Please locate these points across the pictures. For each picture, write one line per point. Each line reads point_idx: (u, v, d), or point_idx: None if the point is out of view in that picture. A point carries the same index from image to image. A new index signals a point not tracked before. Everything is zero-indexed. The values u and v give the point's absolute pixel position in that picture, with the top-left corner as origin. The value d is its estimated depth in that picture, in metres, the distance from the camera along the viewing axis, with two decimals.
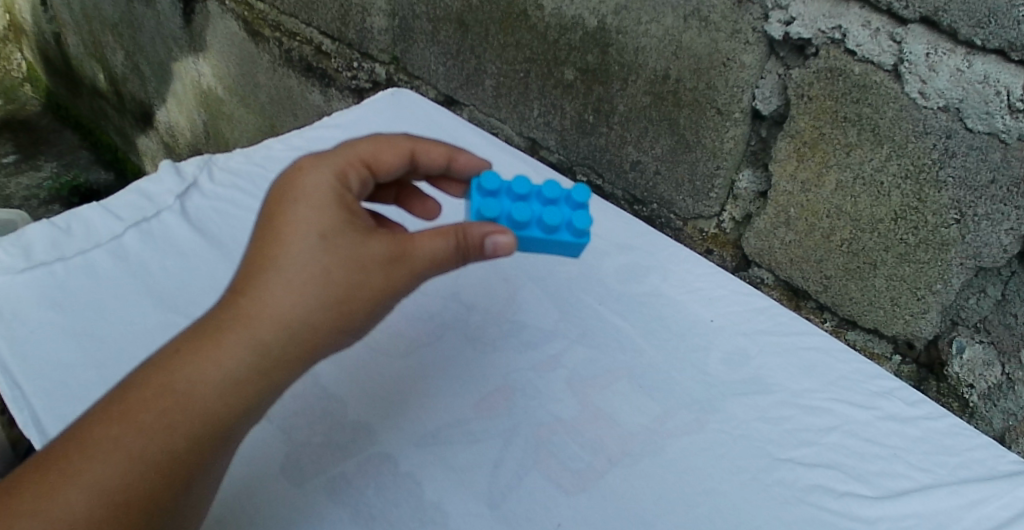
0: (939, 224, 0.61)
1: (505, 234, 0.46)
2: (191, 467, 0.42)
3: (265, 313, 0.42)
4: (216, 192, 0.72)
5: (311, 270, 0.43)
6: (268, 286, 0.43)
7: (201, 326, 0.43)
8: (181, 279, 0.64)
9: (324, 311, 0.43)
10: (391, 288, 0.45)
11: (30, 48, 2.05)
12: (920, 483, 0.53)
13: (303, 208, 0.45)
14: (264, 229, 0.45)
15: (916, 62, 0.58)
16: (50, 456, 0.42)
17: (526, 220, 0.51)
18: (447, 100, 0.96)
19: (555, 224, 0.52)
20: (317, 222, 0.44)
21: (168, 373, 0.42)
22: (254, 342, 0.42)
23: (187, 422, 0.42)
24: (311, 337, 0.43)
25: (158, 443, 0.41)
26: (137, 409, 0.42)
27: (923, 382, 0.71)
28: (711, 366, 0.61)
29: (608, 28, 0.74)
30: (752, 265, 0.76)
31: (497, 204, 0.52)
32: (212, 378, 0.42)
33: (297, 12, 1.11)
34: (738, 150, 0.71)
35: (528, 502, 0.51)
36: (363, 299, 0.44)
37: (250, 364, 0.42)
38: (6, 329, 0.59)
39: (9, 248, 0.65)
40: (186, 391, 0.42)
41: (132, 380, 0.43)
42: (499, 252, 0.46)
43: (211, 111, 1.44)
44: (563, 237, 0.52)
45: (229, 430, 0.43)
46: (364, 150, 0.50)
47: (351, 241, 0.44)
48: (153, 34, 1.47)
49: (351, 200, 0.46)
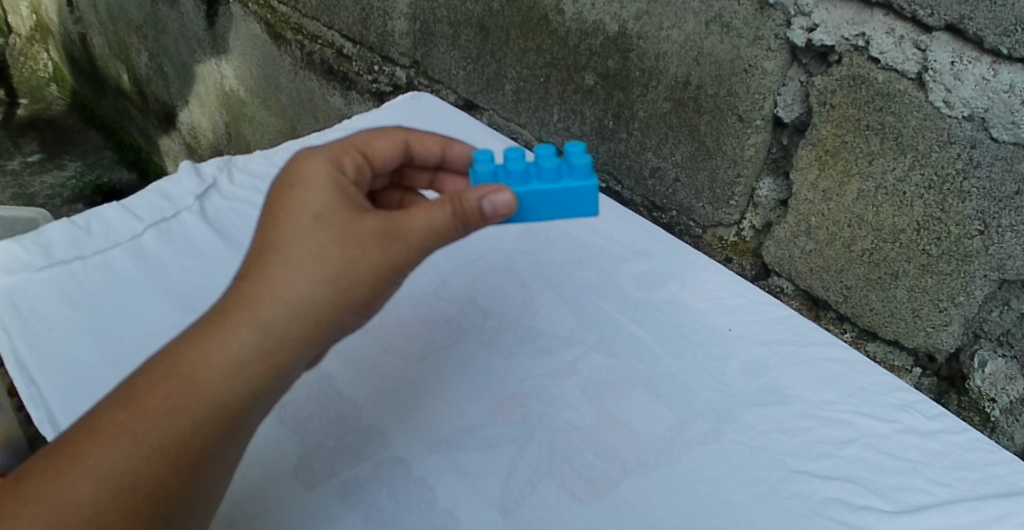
0: (963, 235, 0.60)
1: (502, 193, 0.46)
2: (197, 451, 0.42)
3: (266, 292, 0.43)
4: (235, 192, 0.73)
5: (307, 247, 0.44)
6: (270, 266, 0.44)
7: (208, 315, 0.44)
8: (198, 278, 0.65)
9: (323, 286, 0.43)
10: (389, 262, 0.45)
11: (57, 48, 2.08)
12: (940, 498, 0.52)
13: (299, 191, 0.46)
14: (266, 217, 0.46)
15: (941, 70, 0.57)
16: (58, 444, 0.42)
17: (527, 171, 0.52)
18: (467, 105, 0.96)
19: (555, 168, 0.52)
20: (314, 204, 0.45)
21: (174, 358, 0.43)
22: (256, 322, 0.43)
23: (192, 405, 0.42)
24: (313, 315, 0.44)
25: (163, 427, 0.41)
26: (143, 394, 0.42)
27: (944, 396, 0.70)
28: (728, 375, 0.60)
29: (629, 33, 0.73)
30: (772, 274, 0.76)
31: (493, 164, 0.53)
32: (216, 359, 0.42)
33: (319, 15, 1.11)
34: (759, 157, 0.70)
35: (541, 509, 0.51)
36: (362, 273, 0.44)
37: (253, 343, 0.43)
38: (25, 327, 0.60)
39: (29, 246, 0.66)
40: (191, 375, 0.42)
41: (140, 370, 0.43)
42: (499, 212, 0.46)
43: (233, 113, 1.46)
44: (568, 182, 0.52)
45: (234, 413, 0.43)
46: (358, 141, 0.53)
47: (346, 218, 0.45)
48: (177, 36, 1.49)
49: (347, 184, 0.48)
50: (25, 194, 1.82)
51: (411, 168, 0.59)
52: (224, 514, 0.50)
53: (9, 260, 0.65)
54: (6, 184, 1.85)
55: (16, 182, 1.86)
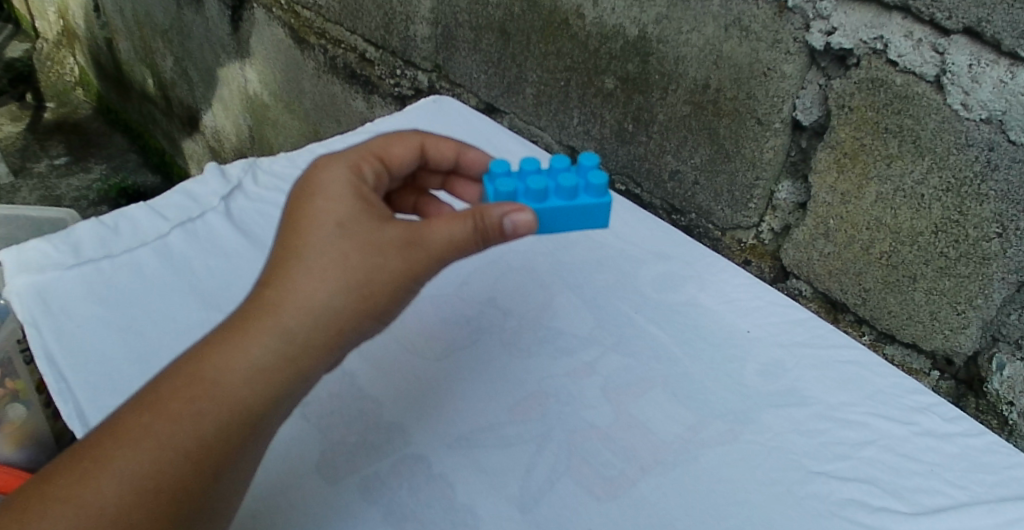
0: (981, 238, 0.60)
1: (523, 212, 0.47)
2: (220, 455, 0.43)
3: (288, 299, 0.44)
4: (259, 194, 0.75)
5: (329, 256, 0.45)
6: (292, 274, 0.45)
7: (231, 320, 0.45)
8: (224, 277, 0.66)
9: (344, 294, 0.45)
10: (409, 270, 0.46)
11: (83, 53, 2.12)
12: (957, 500, 0.52)
13: (320, 199, 0.47)
14: (288, 224, 0.47)
15: (959, 73, 0.57)
16: (83, 445, 0.43)
17: (544, 189, 0.53)
18: (488, 108, 0.97)
19: (573, 186, 0.53)
20: (336, 212, 0.46)
21: (197, 363, 0.44)
22: (279, 329, 0.44)
23: (215, 409, 0.43)
24: (334, 323, 0.45)
25: (187, 431, 0.43)
26: (168, 398, 0.43)
27: (962, 399, 0.69)
28: (747, 377, 0.61)
29: (648, 37, 0.74)
30: (791, 277, 0.76)
31: (511, 181, 0.54)
32: (239, 365, 0.43)
33: (342, 20, 1.13)
34: (778, 161, 0.71)
35: (559, 507, 0.51)
36: (383, 282, 0.45)
37: (275, 350, 0.44)
38: (55, 323, 0.61)
39: (59, 244, 0.68)
40: (214, 379, 0.43)
41: (165, 374, 0.45)
42: (519, 229, 0.47)
43: (256, 116, 1.48)
44: (584, 199, 0.54)
45: (256, 418, 0.44)
46: (376, 146, 0.54)
47: (368, 227, 0.46)
48: (202, 41, 1.51)
49: (366, 191, 0.49)
50: (52, 195, 1.87)
51: (425, 171, 0.60)
52: (247, 508, 0.51)
53: (40, 257, 0.66)
54: (34, 186, 1.90)
55: (43, 184, 1.91)
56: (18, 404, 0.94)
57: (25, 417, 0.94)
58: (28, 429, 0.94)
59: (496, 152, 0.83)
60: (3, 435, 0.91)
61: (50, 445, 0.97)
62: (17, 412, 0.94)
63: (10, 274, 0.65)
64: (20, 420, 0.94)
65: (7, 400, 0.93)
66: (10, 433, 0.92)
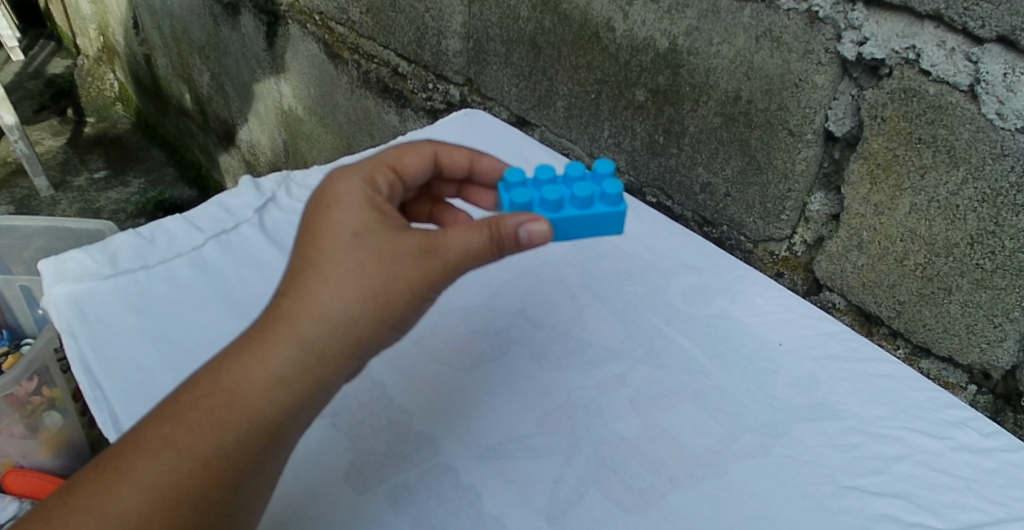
0: (1018, 249, 0.58)
1: (539, 222, 0.47)
2: (239, 464, 0.44)
3: (305, 309, 0.45)
4: (292, 206, 0.76)
5: (346, 266, 0.46)
6: (309, 284, 0.46)
7: (249, 331, 0.46)
8: (256, 287, 0.68)
9: (361, 304, 0.45)
10: (425, 280, 0.46)
11: (123, 68, 2.18)
12: (994, 517, 0.51)
13: (335, 210, 0.48)
14: (304, 235, 0.48)
15: (994, 82, 0.56)
16: (105, 457, 0.45)
17: (560, 200, 0.53)
18: (520, 121, 0.98)
19: (588, 196, 0.54)
20: (352, 223, 0.47)
21: (216, 374, 0.45)
22: (297, 339, 0.45)
23: (234, 419, 0.44)
24: (353, 332, 0.45)
25: (207, 440, 0.44)
26: (189, 409, 0.44)
27: (1000, 414, 0.68)
28: (779, 390, 0.60)
29: (679, 49, 0.74)
30: (824, 289, 0.75)
31: (526, 192, 0.54)
32: (257, 376, 0.44)
33: (375, 35, 1.15)
34: (810, 172, 0.70)
35: (586, 517, 0.52)
36: (400, 290, 0.46)
37: (293, 359, 0.45)
38: (92, 332, 0.63)
39: (96, 255, 0.70)
40: (232, 389, 0.44)
41: (185, 385, 0.46)
42: (535, 240, 0.48)
43: (291, 130, 1.51)
44: (598, 208, 0.54)
45: (276, 427, 0.45)
46: (389, 157, 0.54)
47: (384, 237, 0.47)
48: (238, 57, 1.55)
49: (382, 202, 0.49)
50: (91, 208, 1.93)
51: (440, 180, 0.61)
52: (274, 517, 0.52)
53: (78, 268, 0.68)
54: (74, 199, 1.96)
55: (82, 197, 1.97)
56: (55, 412, 0.98)
57: (61, 424, 0.98)
58: (65, 436, 0.99)
59: (525, 162, 0.83)
60: (38, 443, 0.96)
61: (85, 451, 1.02)
62: (54, 420, 0.98)
63: (49, 284, 0.67)
64: (56, 426, 0.98)
65: (44, 408, 0.97)
66: (45, 441, 0.97)
